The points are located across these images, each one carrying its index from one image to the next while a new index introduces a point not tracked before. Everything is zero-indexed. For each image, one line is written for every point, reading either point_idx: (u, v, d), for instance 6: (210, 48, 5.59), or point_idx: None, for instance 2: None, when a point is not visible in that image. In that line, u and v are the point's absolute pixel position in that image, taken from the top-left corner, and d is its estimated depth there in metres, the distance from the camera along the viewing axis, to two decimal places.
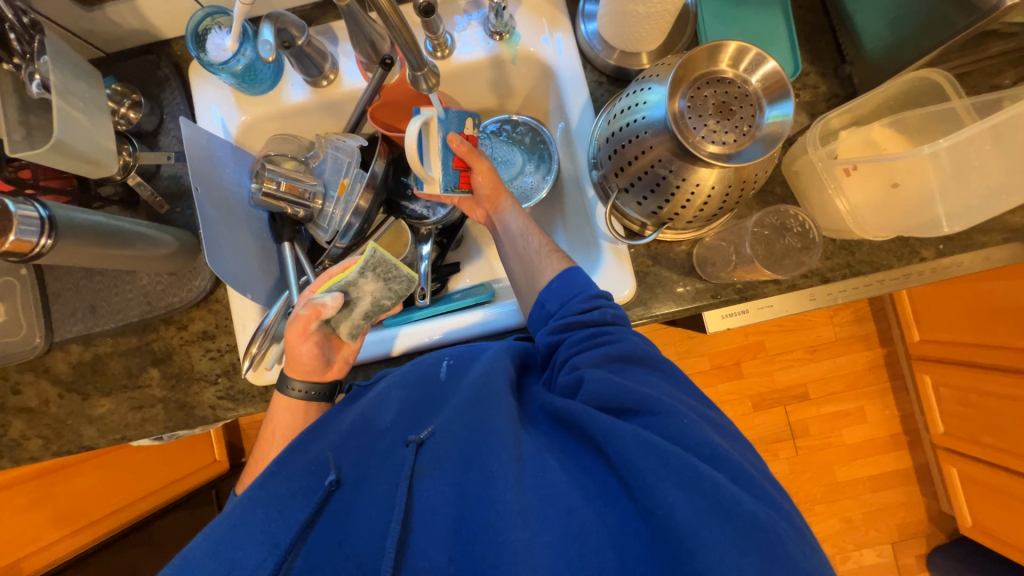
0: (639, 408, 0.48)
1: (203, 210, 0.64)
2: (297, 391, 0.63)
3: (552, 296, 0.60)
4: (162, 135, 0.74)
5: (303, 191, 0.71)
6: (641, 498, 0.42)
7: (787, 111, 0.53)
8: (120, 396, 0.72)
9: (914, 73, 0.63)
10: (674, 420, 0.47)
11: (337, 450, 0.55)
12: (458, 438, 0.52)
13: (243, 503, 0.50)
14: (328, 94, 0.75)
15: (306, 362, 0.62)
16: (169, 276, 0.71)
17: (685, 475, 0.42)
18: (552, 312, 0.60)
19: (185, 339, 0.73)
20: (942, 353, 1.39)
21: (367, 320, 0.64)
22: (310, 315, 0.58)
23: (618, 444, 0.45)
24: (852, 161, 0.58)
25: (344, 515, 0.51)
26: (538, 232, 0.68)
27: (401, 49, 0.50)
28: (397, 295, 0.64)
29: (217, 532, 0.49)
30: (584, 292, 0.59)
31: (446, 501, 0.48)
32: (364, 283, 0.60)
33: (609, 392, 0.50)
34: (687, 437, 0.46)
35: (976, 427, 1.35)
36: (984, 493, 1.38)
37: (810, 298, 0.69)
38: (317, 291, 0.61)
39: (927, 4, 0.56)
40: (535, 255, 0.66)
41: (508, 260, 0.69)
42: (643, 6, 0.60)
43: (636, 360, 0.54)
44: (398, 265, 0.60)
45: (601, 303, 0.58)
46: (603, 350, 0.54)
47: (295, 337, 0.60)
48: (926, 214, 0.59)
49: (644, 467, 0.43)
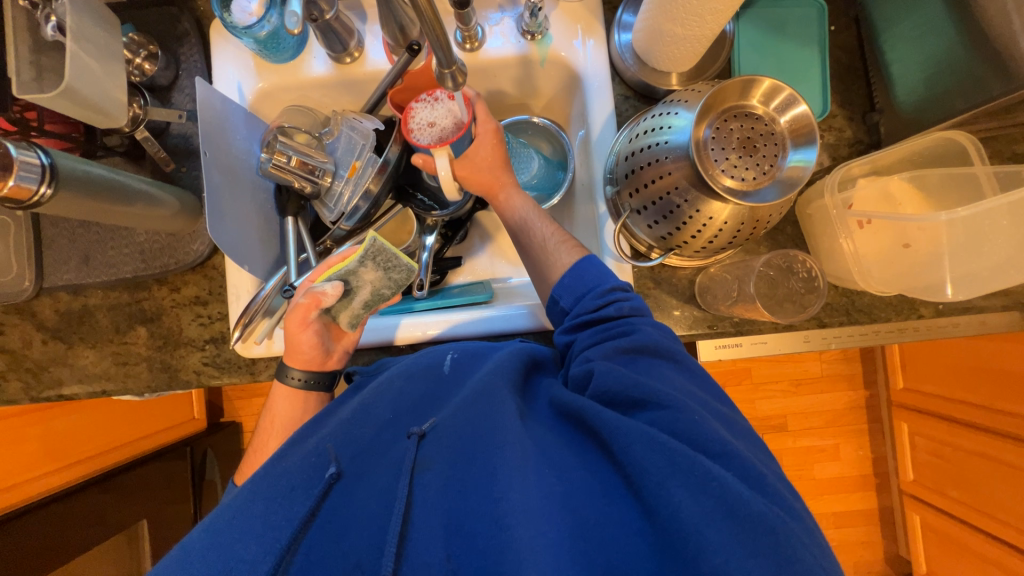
0: (648, 400, 0.48)
1: (210, 175, 0.63)
2: (296, 379, 0.63)
3: (565, 292, 0.59)
4: (176, 91, 0.72)
5: (314, 168, 0.70)
6: (646, 498, 0.42)
7: (809, 157, 0.53)
8: (105, 349, 0.72)
9: (944, 131, 0.63)
10: (683, 414, 0.46)
11: (337, 441, 0.53)
12: (461, 432, 0.51)
13: (243, 495, 0.48)
14: (351, 72, 0.73)
15: (305, 351, 0.62)
16: (168, 236, 0.70)
17: (694, 475, 0.41)
18: (568, 310, 0.59)
19: (176, 302, 0.72)
20: (924, 403, 1.40)
21: (367, 310, 0.64)
22: (310, 303, 0.58)
23: (622, 442, 0.45)
24: (867, 214, 0.58)
25: (343, 507, 0.48)
26: (546, 222, 0.66)
27: (431, 46, 0.47)
28: (397, 286, 0.62)
29: (218, 523, 0.47)
30: (598, 287, 0.58)
31: (447, 495, 0.47)
32: (364, 272, 0.58)
33: (618, 384, 0.49)
34: (694, 433, 0.45)
35: (945, 479, 1.38)
36: (943, 544, 1.42)
37: (805, 340, 0.68)
38: (318, 279, 0.60)
39: (963, 66, 0.57)
40: (543, 247, 0.64)
41: (523, 257, 0.68)
42: (681, 28, 0.58)
43: (650, 352, 0.53)
44: (398, 255, 0.58)
45: (617, 297, 0.57)
46: (615, 342, 0.54)
47: (295, 324, 0.61)
48: (933, 277, 0.58)
49: (650, 467, 0.43)
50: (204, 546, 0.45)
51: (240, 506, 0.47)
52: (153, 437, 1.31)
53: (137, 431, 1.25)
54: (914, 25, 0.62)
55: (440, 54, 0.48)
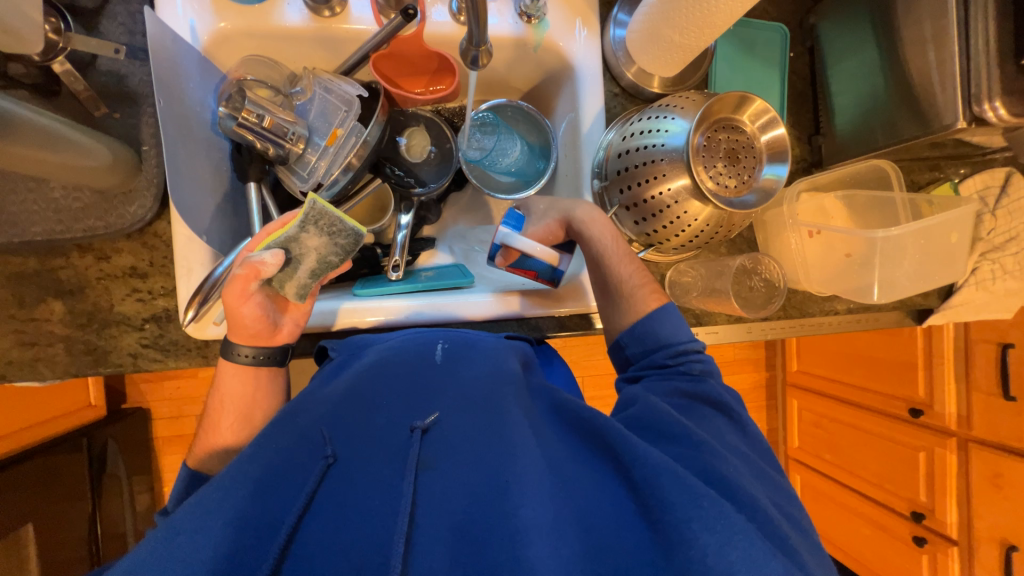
0: (684, 441, 0.51)
1: (165, 126, 0.55)
2: (246, 356, 0.59)
3: (635, 339, 0.63)
4: (104, 18, 0.60)
5: (286, 131, 0.62)
6: (666, 531, 0.44)
7: (780, 172, 0.60)
8: (5, 327, 0.59)
9: (874, 159, 0.75)
10: (717, 466, 0.49)
11: (334, 427, 0.51)
12: (474, 436, 0.51)
13: (232, 475, 0.45)
14: (330, 27, 0.66)
15: (249, 324, 0.57)
16: (94, 194, 0.58)
17: (719, 519, 0.43)
18: (634, 356, 0.63)
19: (105, 273, 0.61)
20: (812, 383, 1.67)
21: (314, 279, 0.58)
22: (248, 275, 0.53)
23: (647, 471, 0.47)
24: (819, 226, 0.71)
25: (342, 493, 0.46)
26: (629, 259, 0.65)
27: (468, 23, 0.54)
28: (345, 252, 0.57)
29: (205, 501, 0.44)
30: (672, 342, 0.61)
31: (458, 499, 0.46)
32: (306, 238, 0.54)
33: (660, 421, 0.53)
34: (723, 480, 0.47)
35: (822, 445, 1.67)
36: (816, 498, 1.73)
37: (747, 332, 0.76)
38: (256, 248, 0.55)
39: (894, 107, 0.67)
40: (623, 284, 0.64)
41: (601, 293, 0.67)
42: (680, 36, 0.62)
43: (706, 404, 0.57)
44: (342, 218, 0.54)
45: (687, 357, 0.60)
46: (677, 387, 0.58)
47: (233, 297, 0.55)
48: (865, 279, 0.71)
49: (674, 500, 0.44)
50: (189, 529, 0.41)
51: (228, 482, 0.44)
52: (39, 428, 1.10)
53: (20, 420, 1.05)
54: (859, 64, 0.71)
55: (474, 33, 0.55)
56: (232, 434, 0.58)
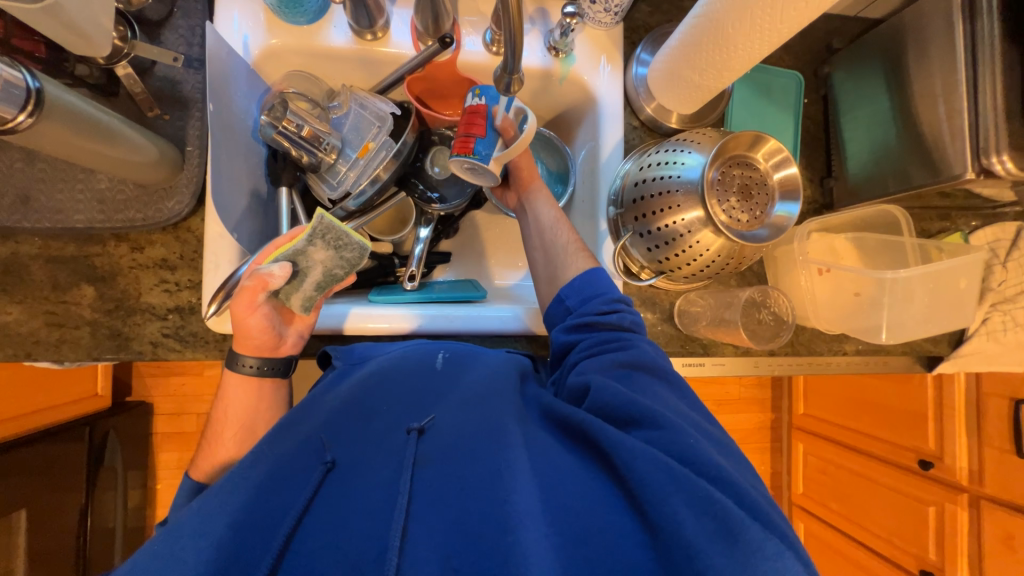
0: (643, 419, 0.51)
1: (214, 133, 0.59)
2: (248, 367, 0.60)
3: (573, 292, 0.63)
4: (166, 29, 0.65)
5: (321, 141, 0.66)
6: (649, 514, 0.44)
7: (792, 210, 0.63)
8: (37, 307, 0.62)
9: (884, 205, 0.77)
10: (679, 438, 0.49)
11: (329, 432, 0.51)
12: (463, 433, 0.51)
13: (227, 485, 0.46)
14: (371, 49, 0.70)
15: (255, 335, 0.58)
16: (136, 187, 0.62)
17: (694, 494, 0.44)
18: (572, 309, 0.63)
19: (137, 262, 0.64)
20: (817, 427, 1.63)
21: (319, 291, 0.60)
22: (256, 285, 0.55)
23: (626, 455, 0.47)
24: (828, 264, 0.72)
25: (335, 499, 0.46)
26: (568, 227, 0.70)
27: (506, 49, 0.54)
28: (350, 266, 0.59)
29: (208, 508, 0.45)
30: (606, 294, 0.62)
31: (451, 495, 0.46)
32: (314, 251, 0.55)
33: (617, 401, 0.52)
34: (688, 454, 0.48)
35: (828, 493, 1.62)
36: (821, 548, 1.67)
37: (754, 365, 0.76)
38: (264, 259, 0.56)
39: (905, 155, 0.70)
40: (563, 250, 0.68)
41: (537, 253, 0.71)
42: (699, 77, 0.65)
43: (645, 369, 0.57)
44: (349, 233, 0.55)
45: (620, 308, 0.62)
46: (614, 356, 0.57)
47: (241, 306, 0.56)
48: (874, 320, 0.73)
49: (653, 481, 0.45)
50: (194, 532, 0.43)
51: (232, 485, 0.46)
52: (47, 414, 1.12)
53: (30, 404, 1.07)
54: (871, 113, 0.74)
55: (509, 60, 0.56)
56: (234, 446, 0.59)
